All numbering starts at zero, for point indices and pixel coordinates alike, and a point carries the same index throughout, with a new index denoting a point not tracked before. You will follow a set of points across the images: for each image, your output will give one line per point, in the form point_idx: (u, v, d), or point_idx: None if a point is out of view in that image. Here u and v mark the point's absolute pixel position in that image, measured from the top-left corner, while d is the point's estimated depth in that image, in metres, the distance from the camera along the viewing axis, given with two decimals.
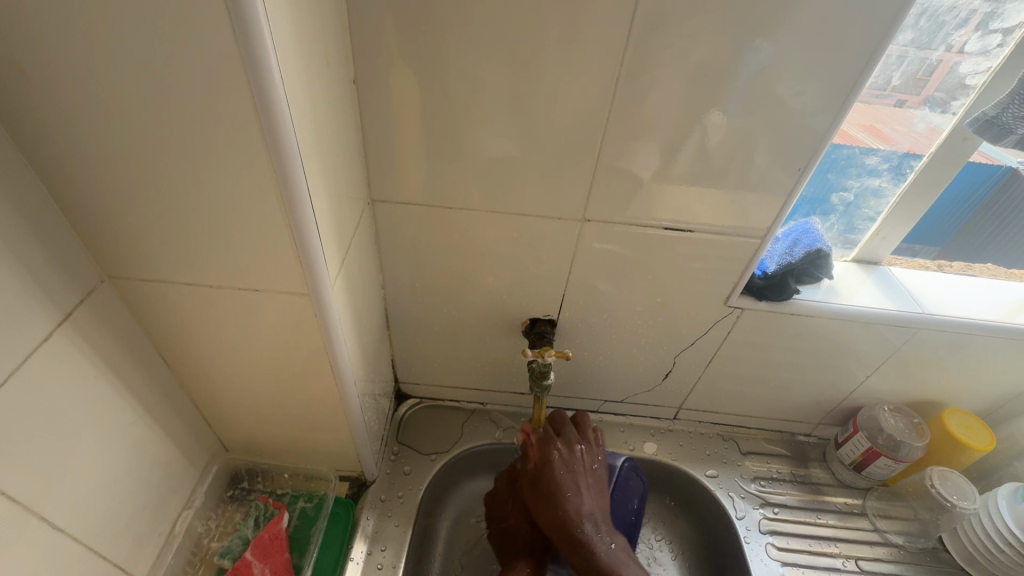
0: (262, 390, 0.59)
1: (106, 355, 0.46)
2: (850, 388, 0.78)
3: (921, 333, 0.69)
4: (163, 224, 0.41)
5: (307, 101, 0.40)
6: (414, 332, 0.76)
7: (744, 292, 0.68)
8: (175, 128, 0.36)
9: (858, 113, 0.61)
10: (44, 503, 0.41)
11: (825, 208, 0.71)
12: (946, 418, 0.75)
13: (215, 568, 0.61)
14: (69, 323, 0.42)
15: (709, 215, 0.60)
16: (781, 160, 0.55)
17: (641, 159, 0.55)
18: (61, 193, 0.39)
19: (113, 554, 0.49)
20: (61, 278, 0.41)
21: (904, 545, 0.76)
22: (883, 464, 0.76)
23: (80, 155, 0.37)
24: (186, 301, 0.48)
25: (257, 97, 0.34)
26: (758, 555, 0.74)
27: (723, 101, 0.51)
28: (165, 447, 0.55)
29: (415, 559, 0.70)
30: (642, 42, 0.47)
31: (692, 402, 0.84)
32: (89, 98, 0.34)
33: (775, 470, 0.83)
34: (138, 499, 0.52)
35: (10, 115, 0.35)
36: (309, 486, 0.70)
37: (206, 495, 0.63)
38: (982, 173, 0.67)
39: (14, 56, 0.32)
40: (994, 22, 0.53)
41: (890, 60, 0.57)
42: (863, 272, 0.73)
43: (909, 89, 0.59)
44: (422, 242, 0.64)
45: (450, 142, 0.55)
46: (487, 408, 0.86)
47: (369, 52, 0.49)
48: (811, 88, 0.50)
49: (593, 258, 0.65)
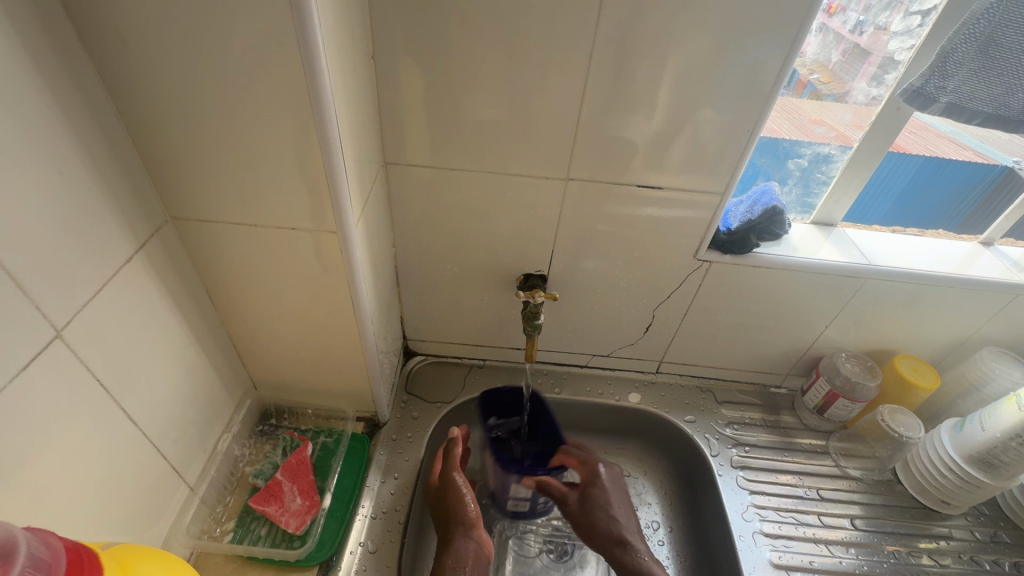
0: (290, 330, 0.67)
1: (168, 285, 0.55)
2: (812, 339, 0.87)
3: (870, 283, 0.78)
4: (218, 170, 0.51)
5: (338, 65, 0.49)
6: (420, 289, 0.85)
7: (710, 247, 0.77)
8: (234, 86, 0.45)
9: (842, 106, 0.73)
10: (123, 397, 0.51)
11: (783, 175, 0.80)
12: (897, 362, 0.85)
13: (250, 488, 0.70)
14: (142, 252, 0.51)
15: (676, 175, 0.69)
16: (737, 124, 0.64)
17: (617, 124, 0.65)
18: (139, 142, 0.48)
19: (169, 456, 0.59)
20: (138, 213, 0.50)
21: (862, 477, 0.85)
22: (842, 405, 0.85)
23: (157, 108, 0.46)
24: (230, 242, 0.57)
25: (304, 60, 0.43)
26: (729, 485, 0.82)
27: (684, 72, 0.60)
28: (209, 374, 0.64)
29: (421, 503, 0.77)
30: (614, 21, 0.57)
31: (672, 355, 0.92)
32: (169, 61, 0.43)
33: (747, 416, 0.92)
34: (189, 415, 0.61)
35: (105, 75, 0.44)
36: (328, 425, 0.79)
37: (241, 425, 0.72)
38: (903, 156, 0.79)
39: (115, 25, 0.41)
40: (913, 6, 0.63)
41: (849, 48, 0.68)
42: (820, 233, 0.82)
43: (876, 78, 0.69)
44: (428, 202, 0.73)
45: (452, 111, 0.64)
46: (487, 364, 0.95)
47: (385, 31, 0.59)
48: (758, 61, 0.59)
49: (578, 217, 0.74)
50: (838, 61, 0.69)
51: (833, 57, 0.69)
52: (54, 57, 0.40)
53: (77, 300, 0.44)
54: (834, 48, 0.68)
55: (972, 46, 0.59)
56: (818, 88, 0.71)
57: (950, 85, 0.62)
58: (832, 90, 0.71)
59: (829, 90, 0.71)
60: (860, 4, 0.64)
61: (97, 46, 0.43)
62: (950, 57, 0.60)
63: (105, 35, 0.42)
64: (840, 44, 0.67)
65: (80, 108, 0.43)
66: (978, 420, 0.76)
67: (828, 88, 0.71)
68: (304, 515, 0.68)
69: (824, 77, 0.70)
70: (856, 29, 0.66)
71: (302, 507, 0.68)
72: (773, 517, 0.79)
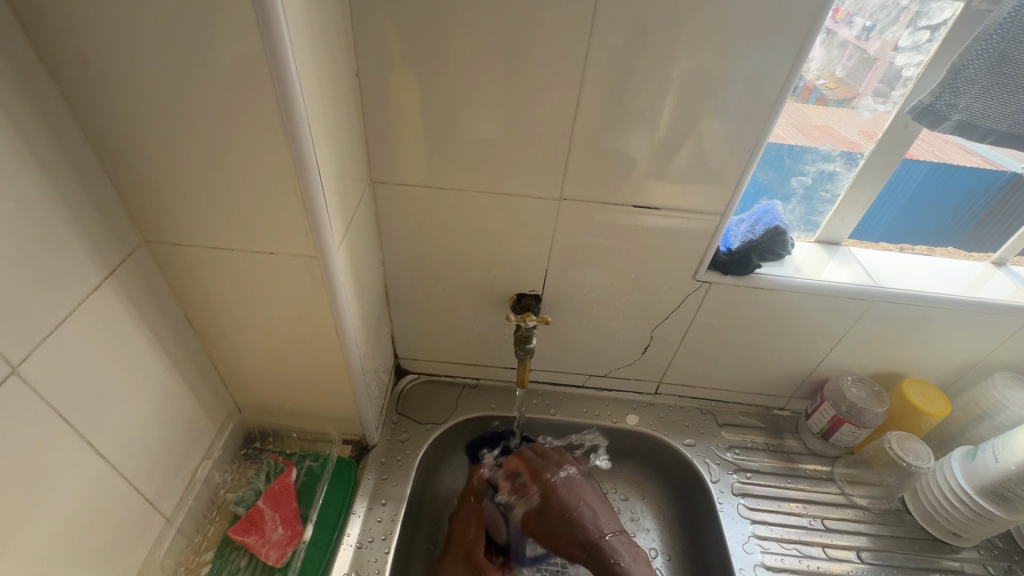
0: (273, 354, 0.66)
1: (142, 311, 0.53)
2: (817, 361, 0.84)
3: (877, 305, 0.75)
4: (193, 195, 0.49)
5: (316, 84, 0.47)
6: (411, 308, 0.83)
7: (710, 267, 0.75)
8: (205, 110, 0.43)
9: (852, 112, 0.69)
10: (92, 430, 0.49)
11: (786, 192, 0.77)
12: (905, 387, 0.81)
13: (231, 516, 0.68)
14: (112, 279, 0.49)
15: (673, 195, 0.67)
16: (734, 143, 0.62)
17: (612, 142, 0.63)
18: (109, 166, 0.47)
19: (143, 487, 0.57)
20: (109, 240, 0.48)
21: (870, 506, 0.81)
22: (848, 431, 0.82)
23: (125, 132, 0.44)
24: (206, 267, 0.55)
25: (276, 84, 0.41)
26: (729, 514, 0.79)
27: (678, 91, 0.58)
28: (187, 399, 0.62)
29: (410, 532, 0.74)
30: (607, 38, 0.55)
31: (670, 376, 0.90)
32: (136, 84, 0.42)
33: (749, 440, 0.89)
34: (164, 443, 0.59)
35: (71, 99, 0.43)
36: (315, 448, 0.77)
37: (222, 450, 0.70)
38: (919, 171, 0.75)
39: (77, 48, 0.40)
40: (922, 19, 0.60)
41: (854, 57, 0.64)
42: (824, 252, 0.79)
43: (883, 88, 0.66)
44: (416, 221, 0.71)
45: (441, 130, 0.62)
46: (481, 383, 0.92)
47: (370, 49, 0.57)
48: (759, 76, 0.57)
49: (572, 237, 0.72)
50: (844, 70, 0.65)
51: (838, 67, 0.65)
52: (13, 82, 0.38)
53: (38, 334, 0.42)
54: (839, 57, 0.64)
55: (985, 63, 0.56)
56: (823, 94, 0.67)
57: (961, 102, 0.59)
58: (838, 97, 0.67)
59: (835, 97, 0.67)
60: (867, 12, 0.61)
61: (61, 69, 0.41)
62: (962, 73, 0.57)
63: (69, 58, 0.40)
64: (845, 54, 0.64)
65: (43, 133, 0.41)
66: (991, 450, 0.73)
67: (833, 94, 0.67)
68: (285, 546, 0.66)
69: (829, 84, 0.66)
70: (863, 36, 0.62)
71: (284, 538, 0.66)
72: (776, 548, 0.76)
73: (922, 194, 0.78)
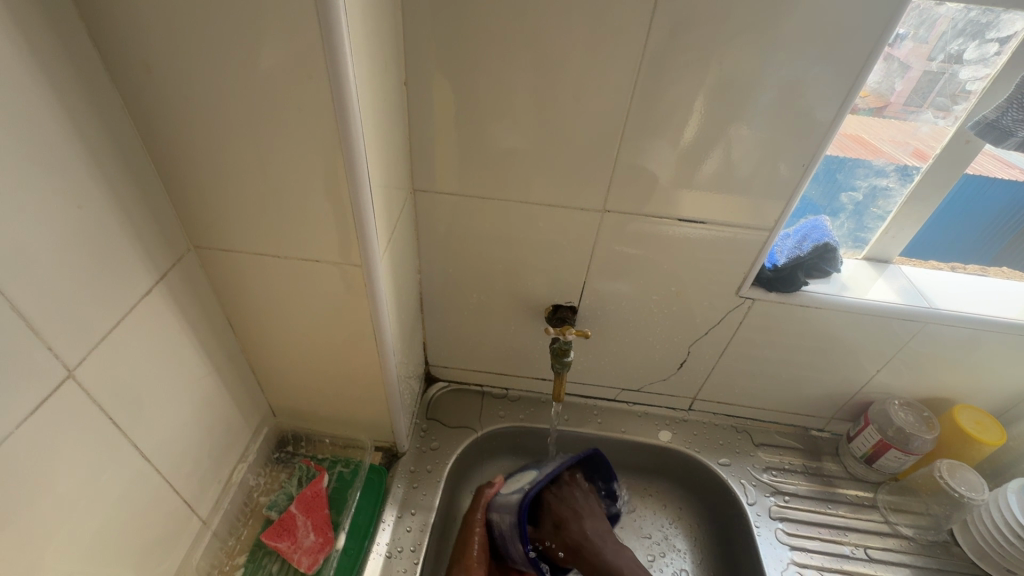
0: (310, 360, 0.66)
1: (188, 316, 0.54)
2: (861, 383, 0.81)
3: (930, 327, 0.72)
4: (242, 202, 0.49)
5: (369, 90, 0.46)
6: (445, 316, 0.82)
7: (754, 283, 0.73)
8: (260, 118, 0.43)
9: (889, 125, 0.66)
10: (138, 434, 0.49)
11: (834, 208, 0.74)
12: (957, 414, 0.78)
13: (263, 520, 0.69)
14: (162, 284, 0.50)
15: (719, 208, 0.65)
16: (787, 157, 0.60)
17: (660, 153, 0.61)
18: (165, 171, 0.47)
19: (182, 489, 0.57)
20: (160, 244, 0.49)
21: (915, 537, 0.78)
22: (894, 457, 0.79)
23: (181, 138, 0.45)
24: (251, 272, 0.55)
25: (334, 95, 0.41)
26: (767, 539, 0.76)
27: (730, 103, 0.56)
28: (225, 401, 0.63)
29: (434, 558, 0.72)
30: (661, 48, 0.53)
31: (706, 393, 0.88)
32: (194, 93, 0.42)
33: (787, 462, 0.86)
34: (203, 446, 0.60)
35: (133, 106, 0.43)
36: (346, 454, 0.77)
37: (257, 454, 0.71)
38: (984, 186, 0.69)
39: (142, 56, 0.40)
40: (990, 33, 0.57)
41: (890, 67, 0.61)
42: (873, 270, 0.77)
43: (917, 97, 0.63)
44: (455, 230, 0.71)
45: (484, 139, 0.62)
46: (511, 394, 0.91)
47: (419, 59, 0.57)
48: (819, 88, 0.55)
49: (613, 248, 0.70)
50: (879, 78, 0.62)
51: (874, 75, 0.61)
52: (78, 89, 0.39)
53: (92, 339, 0.43)
54: (877, 68, 0.61)
55: None
56: (854, 103, 0.63)
57: None
58: (868, 105, 0.64)
59: (866, 105, 0.64)
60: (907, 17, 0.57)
61: (125, 76, 0.41)
62: None
63: (134, 67, 0.41)
64: (882, 60, 0.60)
65: (103, 140, 0.41)
66: None
67: (864, 102, 0.64)
68: (316, 553, 0.65)
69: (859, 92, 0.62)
70: (896, 43, 0.59)
71: (315, 545, 0.66)
72: None
73: (981, 211, 0.71)
